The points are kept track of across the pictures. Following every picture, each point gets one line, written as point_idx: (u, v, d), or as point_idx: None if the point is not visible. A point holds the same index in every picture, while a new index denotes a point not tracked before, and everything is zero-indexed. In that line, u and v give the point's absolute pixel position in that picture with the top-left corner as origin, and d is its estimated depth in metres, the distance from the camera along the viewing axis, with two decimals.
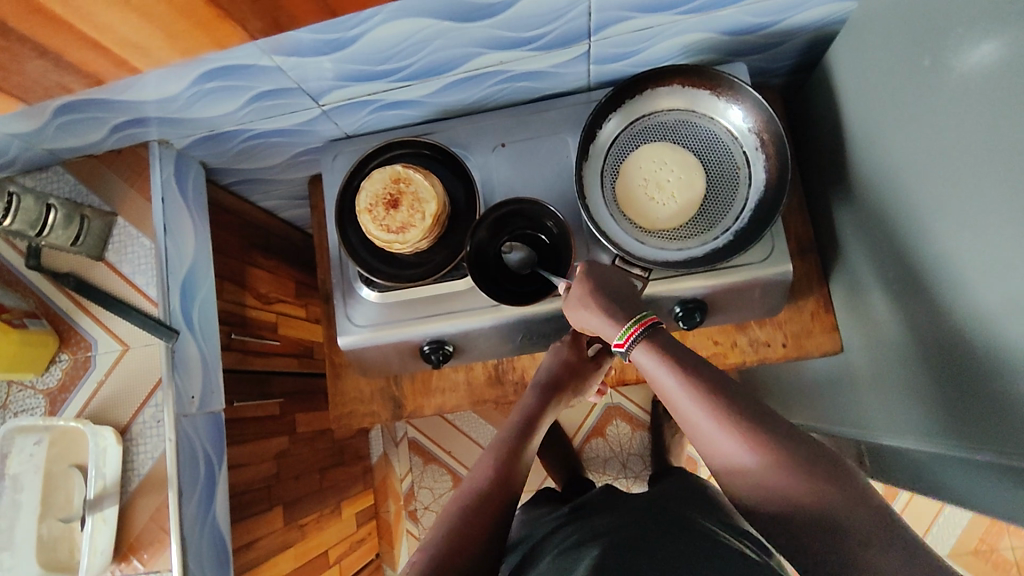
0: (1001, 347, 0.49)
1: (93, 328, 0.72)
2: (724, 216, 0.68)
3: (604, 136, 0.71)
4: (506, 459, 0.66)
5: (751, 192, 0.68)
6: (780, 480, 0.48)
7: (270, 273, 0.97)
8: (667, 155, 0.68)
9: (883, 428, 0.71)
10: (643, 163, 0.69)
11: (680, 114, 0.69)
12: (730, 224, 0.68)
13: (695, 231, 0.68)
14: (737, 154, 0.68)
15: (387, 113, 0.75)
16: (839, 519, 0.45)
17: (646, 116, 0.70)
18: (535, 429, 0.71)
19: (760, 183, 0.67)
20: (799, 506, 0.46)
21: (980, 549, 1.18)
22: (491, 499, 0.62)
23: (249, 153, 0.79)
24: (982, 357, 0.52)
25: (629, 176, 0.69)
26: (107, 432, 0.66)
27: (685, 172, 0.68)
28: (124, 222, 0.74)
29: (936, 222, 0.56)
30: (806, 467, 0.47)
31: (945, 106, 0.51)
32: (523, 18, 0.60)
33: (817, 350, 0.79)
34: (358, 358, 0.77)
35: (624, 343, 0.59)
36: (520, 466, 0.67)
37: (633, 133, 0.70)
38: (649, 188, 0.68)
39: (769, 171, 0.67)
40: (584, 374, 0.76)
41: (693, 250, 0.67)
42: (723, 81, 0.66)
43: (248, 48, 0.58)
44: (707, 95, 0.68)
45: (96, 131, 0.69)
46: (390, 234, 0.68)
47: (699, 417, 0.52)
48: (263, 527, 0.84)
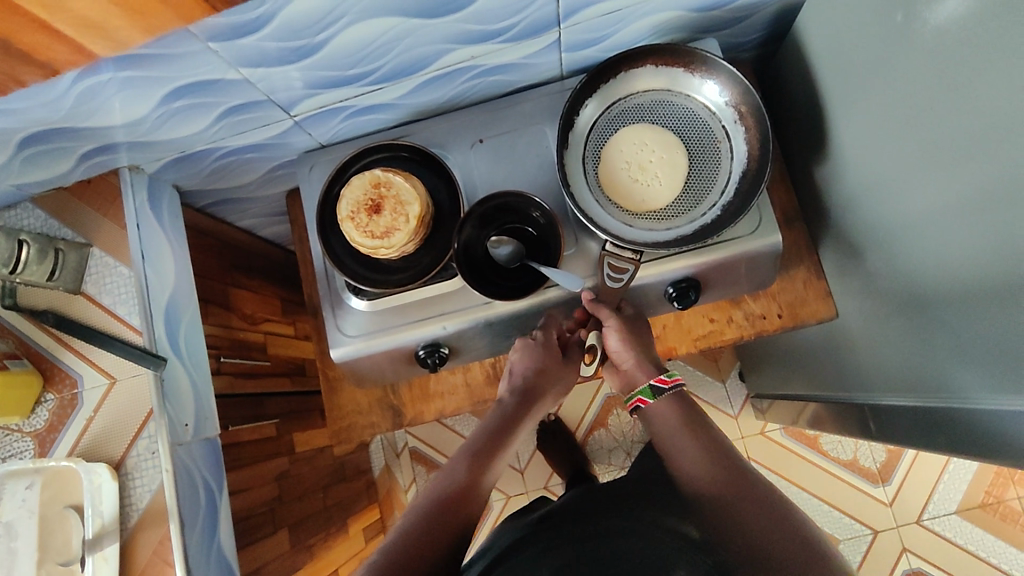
0: (998, 292, 0.50)
1: (77, 363, 0.69)
2: (710, 191, 0.68)
3: (582, 123, 0.70)
4: (478, 466, 0.68)
5: (734, 164, 0.67)
6: (742, 503, 0.59)
7: (254, 293, 0.95)
8: (647, 137, 0.68)
9: (885, 388, 0.71)
10: (624, 147, 0.68)
11: (655, 95, 0.69)
12: (717, 199, 0.67)
13: (683, 208, 0.67)
14: (717, 128, 0.68)
15: (360, 119, 0.74)
16: (771, 534, 0.56)
17: (621, 99, 0.70)
18: (507, 436, 0.72)
19: (742, 155, 0.67)
20: (742, 512, 0.59)
21: (988, 502, 1.19)
22: (455, 505, 0.64)
23: (223, 171, 0.78)
24: (979, 304, 0.52)
25: (611, 161, 0.68)
26: (100, 468, 0.64)
27: (667, 152, 0.68)
28: (100, 252, 0.71)
29: (921, 176, 0.56)
30: (760, 501, 0.60)
31: (919, 58, 0.52)
32: (490, 10, 0.60)
33: (812, 319, 0.79)
34: (353, 369, 0.76)
35: (669, 383, 0.72)
36: (488, 473, 0.69)
37: (611, 117, 0.70)
38: (632, 170, 0.68)
39: (750, 142, 0.67)
40: (561, 375, 0.75)
41: (683, 228, 0.67)
42: (695, 56, 0.66)
43: (211, 60, 0.57)
44: (681, 73, 0.68)
45: (64, 161, 0.67)
46: (375, 240, 0.67)
47: (693, 455, 0.65)
48: (269, 552, 0.82)
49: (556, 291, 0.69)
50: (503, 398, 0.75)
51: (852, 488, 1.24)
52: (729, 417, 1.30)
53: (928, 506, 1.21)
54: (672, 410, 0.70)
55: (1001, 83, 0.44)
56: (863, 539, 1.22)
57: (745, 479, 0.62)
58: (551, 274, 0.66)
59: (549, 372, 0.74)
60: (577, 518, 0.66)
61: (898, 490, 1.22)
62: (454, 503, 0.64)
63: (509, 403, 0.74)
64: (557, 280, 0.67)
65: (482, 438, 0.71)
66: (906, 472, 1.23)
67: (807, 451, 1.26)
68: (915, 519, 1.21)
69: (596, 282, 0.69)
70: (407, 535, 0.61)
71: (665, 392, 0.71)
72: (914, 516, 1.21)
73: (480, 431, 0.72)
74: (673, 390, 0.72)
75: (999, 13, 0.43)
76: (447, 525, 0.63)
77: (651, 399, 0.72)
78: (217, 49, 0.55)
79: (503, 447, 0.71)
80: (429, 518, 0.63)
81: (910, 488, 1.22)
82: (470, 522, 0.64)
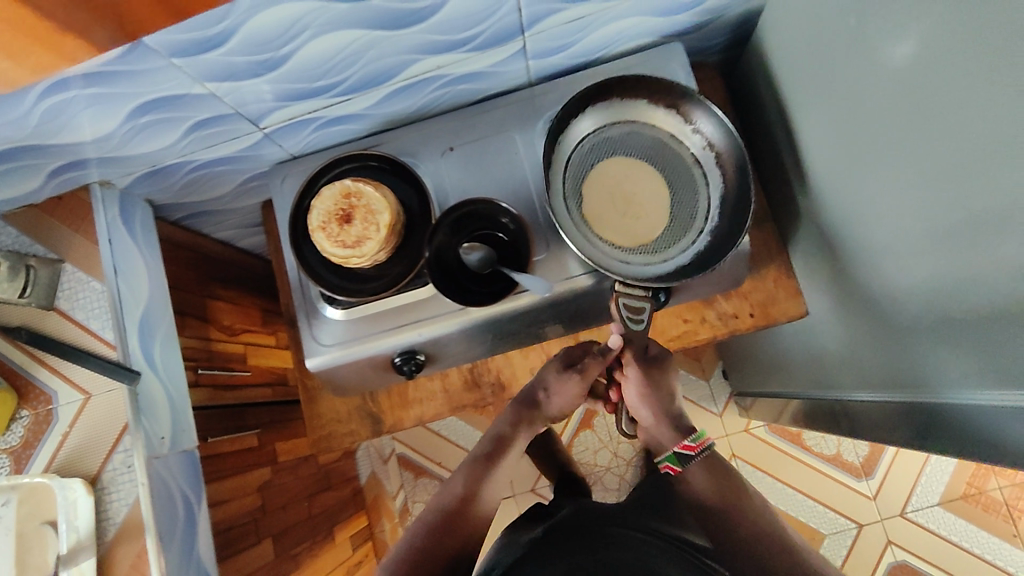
0: (961, 286, 0.50)
1: (51, 379, 0.69)
2: (695, 219, 0.68)
3: (556, 160, 0.70)
4: (474, 482, 0.69)
5: (712, 189, 0.68)
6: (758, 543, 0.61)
7: (232, 304, 0.95)
8: (628, 168, 0.69)
9: (857, 384, 0.72)
10: (607, 179, 0.69)
11: (623, 127, 0.70)
12: (703, 225, 0.68)
13: (673, 237, 0.68)
14: (687, 156, 0.69)
15: (331, 130, 0.75)
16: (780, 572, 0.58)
17: (590, 135, 0.70)
18: (507, 448, 0.74)
19: (716, 182, 0.68)
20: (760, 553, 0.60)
21: (969, 493, 1.20)
22: (457, 516, 0.66)
23: (196, 184, 0.78)
24: (942, 298, 0.53)
25: (593, 198, 0.69)
26: (76, 483, 0.65)
27: (646, 186, 0.69)
28: (72, 267, 0.72)
29: (883, 175, 0.57)
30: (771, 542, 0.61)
31: (878, 57, 0.53)
32: (454, 20, 0.60)
33: (785, 316, 0.80)
34: (330, 377, 0.76)
35: (696, 448, 0.69)
36: (489, 483, 0.70)
37: (583, 153, 0.70)
38: (616, 207, 0.69)
39: (725, 173, 0.68)
40: (563, 389, 0.75)
41: (678, 258, 0.67)
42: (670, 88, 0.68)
43: (176, 75, 0.57)
44: (644, 105, 0.70)
45: (33, 178, 0.67)
46: (346, 249, 0.67)
47: (712, 492, 0.66)
48: (253, 562, 0.82)
49: (528, 296, 0.70)
50: (503, 411, 0.77)
51: (836, 483, 1.25)
52: (712, 415, 1.31)
53: (911, 499, 1.22)
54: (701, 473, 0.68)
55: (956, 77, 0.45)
56: (848, 533, 1.23)
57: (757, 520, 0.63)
58: (522, 280, 0.67)
59: (551, 384, 0.75)
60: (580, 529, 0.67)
61: (881, 484, 1.23)
62: (457, 515, 0.66)
63: (503, 422, 0.76)
64: (525, 285, 0.68)
65: (484, 453, 0.73)
66: (889, 465, 1.24)
67: (791, 447, 1.27)
68: (899, 512, 1.22)
69: (569, 285, 0.70)
70: (412, 547, 0.64)
71: (692, 460, 0.69)
72: (897, 508, 1.22)
73: (482, 446, 0.74)
74: (700, 455, 0.69)
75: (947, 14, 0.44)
76: (440, 545, 0.64)
77: (680, 467, 0.69)
78: (180, 65, 0.56)
79: (504, 459, 0.73)
80: (433, 531, 0.65)
81: (893, 481, 1.23)
82: (463, 541, 0.65)
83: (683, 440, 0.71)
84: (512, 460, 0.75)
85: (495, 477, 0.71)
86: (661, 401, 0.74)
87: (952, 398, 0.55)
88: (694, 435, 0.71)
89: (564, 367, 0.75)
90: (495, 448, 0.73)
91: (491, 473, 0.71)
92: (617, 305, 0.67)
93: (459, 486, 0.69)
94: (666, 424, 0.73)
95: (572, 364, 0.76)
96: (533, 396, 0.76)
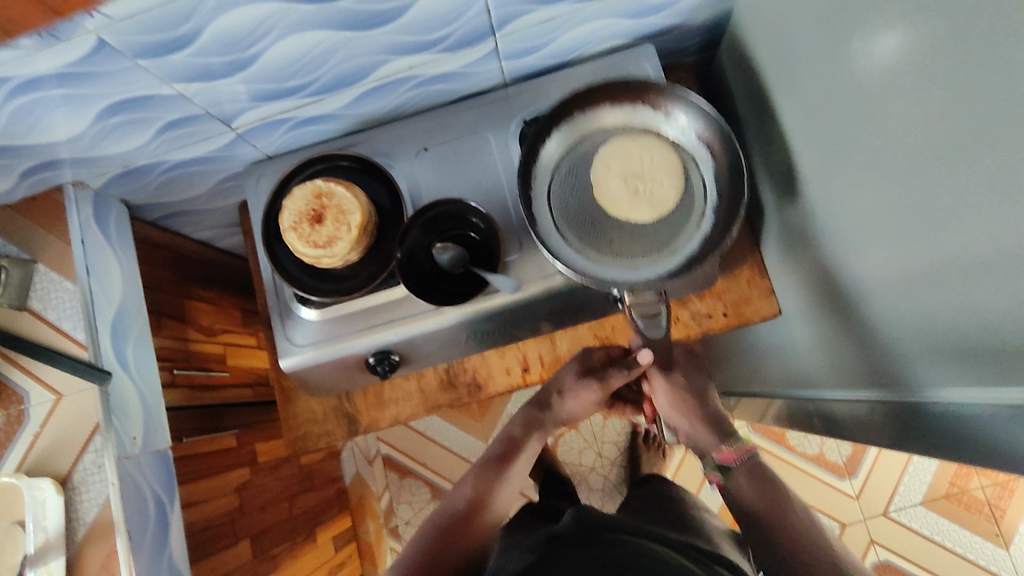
0: (924, 285, 0.51)
1: (23, 379, 0.69)
2: (693, 203, 0.67)
3: (539, 186, 0.69)
4: (484, 484, 0.70)
5: (704, 168, 0.67)
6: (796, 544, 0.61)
7: (211, 304, 0.95)
8: (630, 158, 0.67)
9: (831, 383, 0.72)
10: (608, 174, 0.67)
11: (595, 135, 0.69)
12: (703, 207, 0.67)
13: (679, 226, 0.66)
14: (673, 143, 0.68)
15: (305, 130, 0.75)
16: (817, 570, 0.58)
17: (564, 153, 0.69)
18: (518, 451, 0.75)
19: (707, 160, 0.67)
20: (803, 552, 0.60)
21: (952, 492, 1.21)
22: (466, 517, 0.67)
23: (171, 185, 0.78)
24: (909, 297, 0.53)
25: (605, 191, 0.67)
26: (44, 483, 0.65)
27: (646, 163, 0.67)
28: (45, 268, 0.72)
29: (849, 174, 0.57)
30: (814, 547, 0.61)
31: (844, 56, 0.53)
32: (422, 21, 0.61)
33: (757, 317, 0.81)
34: (305, 377, 0.76)
35: (735, 456, 0.70)
36: (500, 485, 0.71)
37: (566, 169, 0.69)
38: (629, 186, 0.67)
39: (712, 149, 0.67)
40: (576, 391, 0.75)
41: (688, 248, 0.65)
42: (646, 85, 0.67)
43: (144, 76, 0.58)
44: (607, 106, 0.69)
45: (5, 179, 0.67)
46: (317, 249, 0.68)
47: (759, 500, 0.66)
48: (230, 562, 0.82)
49: (501, 295, 0.70)
50: (517, 414, 0.79)
51: (819, 483, 1.25)
52: None
53: (894, 498, 1.22)
54: (749, 482, 0.68)
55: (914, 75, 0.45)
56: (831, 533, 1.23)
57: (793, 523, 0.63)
58: (494, 280, 0.67)
59: (567, 387, 0.76)
60: (595, 543, 0.63)
61: (864, 484, 1.24)
62: (466, 514, 0.67)
63: (513, 427, 0.77)
64: (495, 284, 0.68)
65: (495, 455, 0.74)
66: (872, 464, 1.24)
67: (775, 446, 1.27)
68: (881, 512, 1.22)
69: (543, 285, 0.70)
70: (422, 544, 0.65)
71: (735, 468, 0.70)
72: (880, 508, 1.22)
73: (494, 448, 0.75)
74: (742, 460, 0.70)
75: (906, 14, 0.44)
76: (458, 546, 0.65)
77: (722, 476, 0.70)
78: (146, 66, 0.56)
79: (516, 461, 0.74)
80: (440, 529, 0.66)
81: (876, 481, 1.23)
82: (477, 545, 0.66)
83: (722, 447, 0.71)
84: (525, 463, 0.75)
85: (506, 480, 0.72)
86: (701, 409, 0.75)
87: (927, 396, 0.54)
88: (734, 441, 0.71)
89: (582, 372, 0.76)
90: (505, 453, 0.74)
91: (500, 477, 0.71)
92: (631, 315, 0.70)
93: (468, 489, 0.70)
94: (704, 427, 0.74)
95: (590, 369, 0.77)
96: (547, 398, 0.78)
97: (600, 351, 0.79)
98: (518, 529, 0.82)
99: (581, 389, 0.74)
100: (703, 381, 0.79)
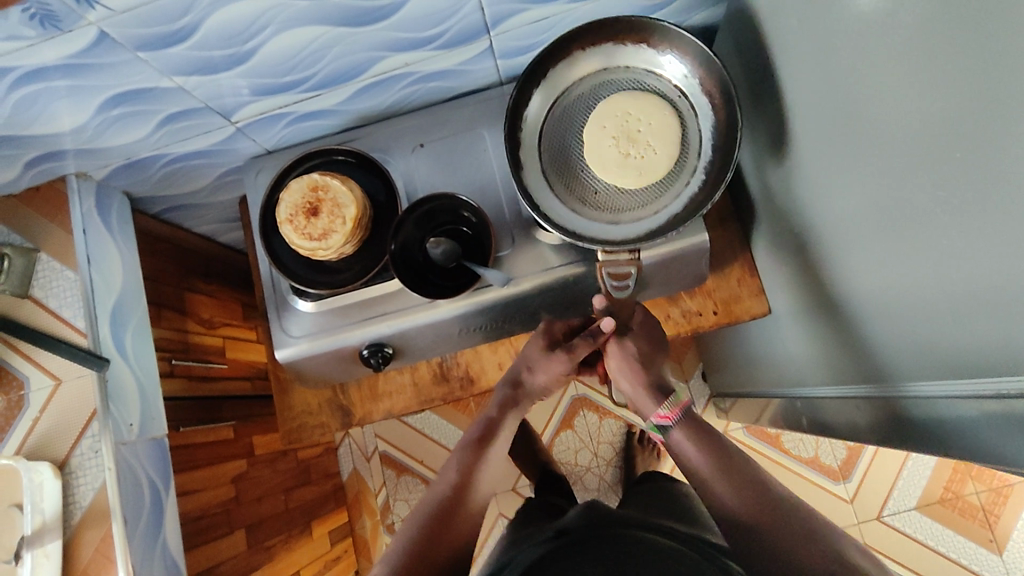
0: (909, 280, 0.51)
1: (24, 365, 0.71)
2: (687, 157, 0.68)
3: (529, 156, 0.70)
4: (467, 469, 0.71)
5: (701, 120, 0.68)
6: (754, 509, 0.60)
7: (212, 297, 0.97)
8: (626, 116, 0.68)
9: (818, 381, 0.73)
10: (601, 131, 0.68)
11: (572, 99, 0.71)
12: (697, 163, 0.67)
13: (671, 181, 0.67)
14: (671, 93, 0.69)
15: (304, 125, 0.76)
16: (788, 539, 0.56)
17: (545, 122, 0.71)
18: (497, 435, 0.75)
19: (704, 108, 0.67)
20: (759, 520, 0.59)
21: (946, 497, 1.21)
22: (452, 501, 0.68)
23: (172, 178, 0.80)
24: (893, 290, 0.54)
25: (599, 149, 0.67)
26: (42, 466, 0.66)
27: (644, 114, 0.67)
28: (47, 257, 0.73)
29: (836, 172, 0.58)
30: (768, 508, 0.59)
31: (828, 54, 0.54)
32: (418, 18, 0.62)
33: (747, 315, 0.82)
34: (299, 369, 0.78)
35: (673, 416, 0.69)
36: (483, 471, 0.71)
37: (550, 136, 0.71)
38: (622, 142, 0.67)
39: (711, 99, 0.67)
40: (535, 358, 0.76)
41: (673, 207, 0.66)
42: (648, 28, 0.66)
43: (145, 69, 0.59)
44: (578, 64, 0.70)
45: (10, 169, 0.69)
46: (312, 241, 0.69)
47: (701, 465, 0.65)
48: (223, 552, 0.83)
49: (492, 290, 0.71)
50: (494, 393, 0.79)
51: (814, 486, 1.25)
52: None
53: (888, 503, 1.22)
54: (694, 450, 0.67)
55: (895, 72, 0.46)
56: None
57: (773, 500, 0.60)
58: (489, 274, 0.68)
59: (534, 361, 0.76)
60: (606, 537, 0.66)
61: (858, 487, 1.24)
62: (452, 498, 0.68)
63: (490, 408, 0.77)
64: (486, 277, 0.69)
65: (474, 439, 0.74)
66: (866, 468, 1.24)
67: (770, 449, 1.27)
68: (875, 515, 1.22)
69: (535, 280, 0.71)
70: (415, 529, 0.65)
71: (673, 427, 0.69)
72: (874, 512, 1.22)
73: (472, 431, 0.76)
74: (679, 418, 0.69)
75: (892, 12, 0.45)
76: (446, 533, 0.65)
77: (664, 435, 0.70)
78: (146, 58, 0.58)
79: (496, 444, 0.74)
80: (431, 516, 0.66)
81: (871, 485, 1.23)
82: (468, 531, 0.67)
83: (660, 408, 0.70)
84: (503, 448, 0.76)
85: (487, 466, 0.72)
86: (647, 375, 0.73)
87: (910, 391, 0.55)
88: (671, 400, 0.70)
89: (548, 346, 0.76)
90: (482, 436, 0.74)
91: (482, 460, 0.72)
92: (602, 274, 0.69)
93: (452, 473, 0.70)
94: (648, 394, 0.72)
95: (554, 343, 0.76)
96: (518, 374, 0.78)
97: (561, 324, 0.78)
98: (521, 527, 0.84)
99: (550, 362, 0.74)
100: (659, 343, 0.76)
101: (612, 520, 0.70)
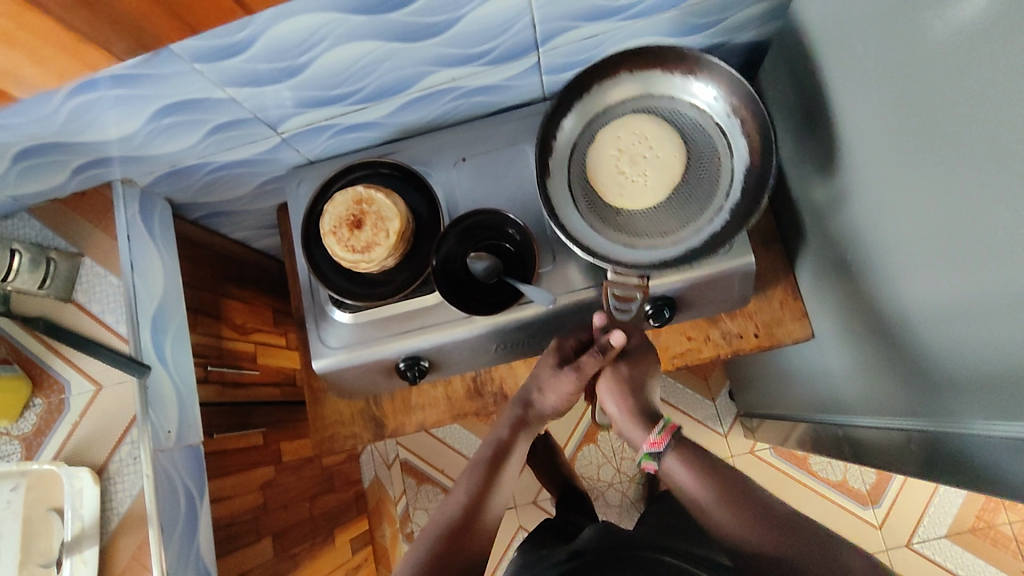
0: (965, 312, 0.50)
1: (65, 369, 0.72)
2: (716, 192, 0.65)
3: (557, 166, 0.68)
4: (482, 492, 0.69)
5: (736, 162, 0.65)
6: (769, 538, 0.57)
7: (245, 303, 0.97)
8: (642, 141, 0.67)
9: (862, 411, 0.72)
10: (614, 145, 0.67)
11: (606, 117, 0.69)
12: (723, 202, 0.65)
13: (691, 213, 0.65)
14: (709, 125, 0.66)
15: (347, 137, 0.76)
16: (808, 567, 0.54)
17: (574, 137, 0.69)
18: (510, 457, 0.74)
19: (736, 133, 0.65)
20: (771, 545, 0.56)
21: (978, 526, 1.18)
22: (465, 523, 0.66)
23: (214, 186, 0.80)
24: (948, 325, 0.53)
25: (607, 155, 0.67)
26: (82, 472, 0.67)
27: (672, 151, 0.66)
28: (91, 262, 0.74)
29: (890, 200, 0.57)
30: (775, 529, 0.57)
31: (888, 81, 0.53)
32: (469, 35, 0.62)
33: (788, 339, 0.81)
34: (337, 380, 0.77)
35: (662, 442, 0.67)
36: (496, 494, 0.70)
37: (582, 147, 0.69)
38: (627, 162, 0.67)
39: (750, 141, 0.65)
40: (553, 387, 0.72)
41: (690, 240, 0.65)
42: (698, 59, 0.64)
43: (199, 81, 0.60)
44: (617, 84, 0.68)
45: (58, 174, 0.70)
46: (356, 254, 0.69)
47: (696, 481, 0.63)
48: (253, 559, 0.83)
49: (533, 307, 0.71)
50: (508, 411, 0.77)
51: (841, 510, 1.23)
52: (718, 436, 1.29)
53: (918, 530, 1.20)
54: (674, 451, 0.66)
55: (961, 104, 0.45)
56: None
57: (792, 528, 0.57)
58: (534, 295, 0.68)
59: (544, 381, 0.73)
60: (621, 559, 0.68)
61: (887, 513, 1.22)
62: (465, 520, 0.67)
63: (501, 428, 0.75)
64: (529, 296, 0.69)
65: (487, 459, 0.73)
66: (896, 493, 1.22)
67: (796, 470, 1.26)
68: (904, 543, 1.20)
69: (575, 297, 0.71)
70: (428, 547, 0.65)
71: (663, 453, 0.66)
72: (903, 539, 1.20)
73: (486, 450, 0.74)
74: (671, 442, 0.67)
75: (960, 43, 0.44)
76: (457, 555, 0.64)
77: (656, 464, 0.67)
78: (203, 70, 0.58)
79: (509, 465, 0.73)
80: (446, 537, 0.65)
81: (899, 511, 1.21)
82: (481, 552, 0.66)
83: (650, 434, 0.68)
84: (515, 469, 0.74)
85: (501, 490, 0.71)
86: (634, 402, 0.71)
87: (955, 426, 0.54)
88: (660, 426, 0.68)
89: (558, 364, 0.73)
90: (495, 457, 0.73)
91: (495, 482, 0.70)
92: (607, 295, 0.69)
93: (464, 493, 0.69)
94: (633, 420, 0.70)
95: (566, 360, 0.74)
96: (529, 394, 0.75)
97: (572, 339, 0.76)
98: (550, 544, 0.83)
99: (559, 380, 0.72)
100: (649, 369, 0.74)
101: (620, 538, 0.73)
